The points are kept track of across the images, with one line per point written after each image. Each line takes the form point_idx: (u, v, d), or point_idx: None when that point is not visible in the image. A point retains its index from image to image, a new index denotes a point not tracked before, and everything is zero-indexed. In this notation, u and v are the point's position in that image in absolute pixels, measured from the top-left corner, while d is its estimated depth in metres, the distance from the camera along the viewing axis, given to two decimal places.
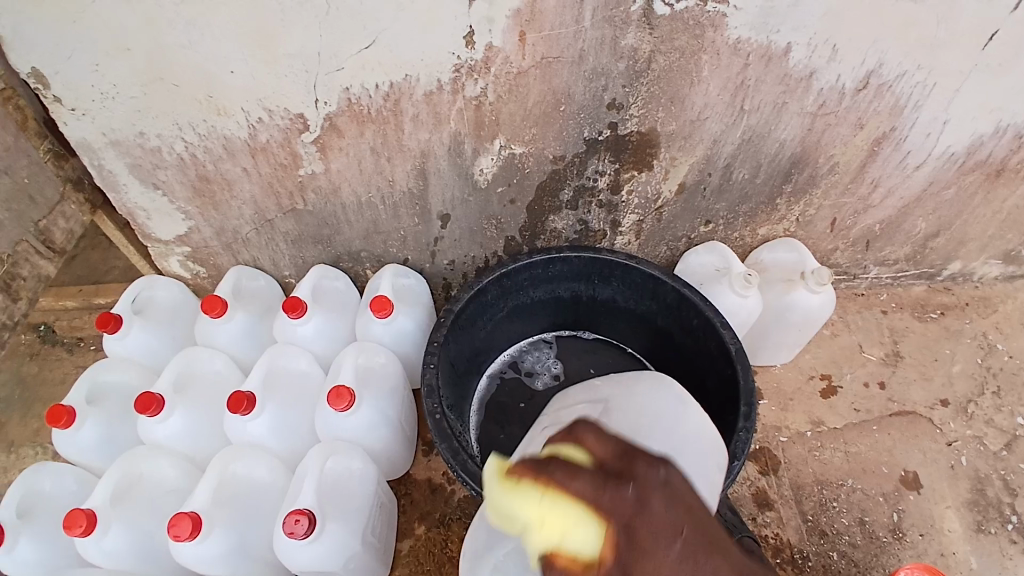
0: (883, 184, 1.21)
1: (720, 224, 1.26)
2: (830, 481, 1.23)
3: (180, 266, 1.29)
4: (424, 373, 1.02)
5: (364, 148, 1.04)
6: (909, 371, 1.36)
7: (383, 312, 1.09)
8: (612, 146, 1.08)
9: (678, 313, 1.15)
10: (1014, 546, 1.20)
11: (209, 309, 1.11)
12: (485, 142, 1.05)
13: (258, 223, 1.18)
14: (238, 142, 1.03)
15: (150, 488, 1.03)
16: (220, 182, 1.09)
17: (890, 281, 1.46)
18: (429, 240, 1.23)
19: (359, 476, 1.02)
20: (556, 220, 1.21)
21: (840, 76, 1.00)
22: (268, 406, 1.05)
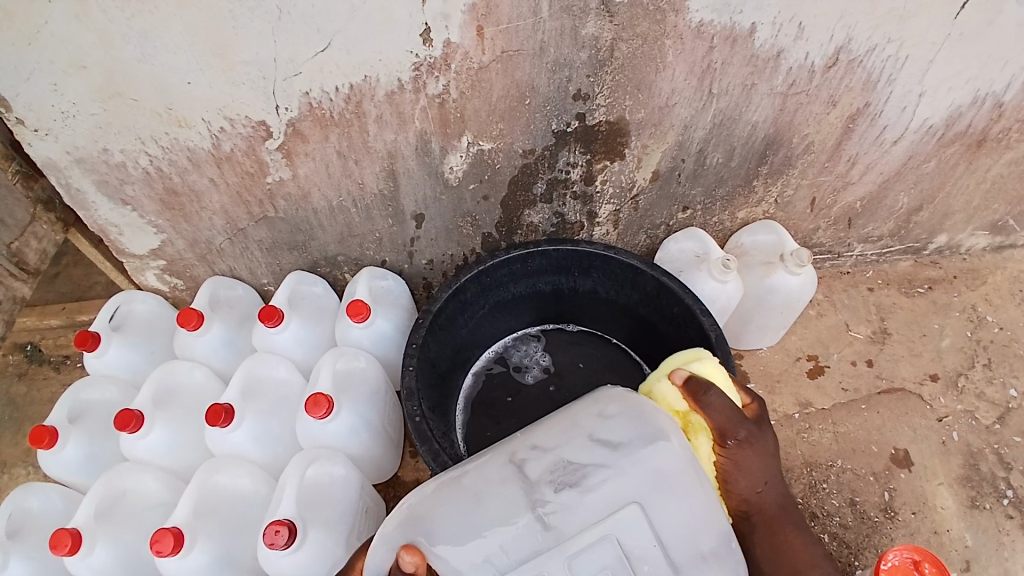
0: (861, 160, 1.20)
1: (698, 210, 1.25)
2: (820, 463, 1.22)
3: (156, 280, 1.28)
4: (402, 376, 1.01)
5: (330, 151, 1.03)
6: (897, 348, 1.35)
7: (360, 316, 1.08)
8: (582, 137, 1.06)
9: (659, 302, 1.15)
10: (1010, 520, 1.20)
11: (184, 321, 1.10)
12: (452, 140, 1.03)
13: (231, 233, 1.17)
14: (202, 153, 1.01)
15: (135, 501, 1.04)
16: (188, 193, 1.08)
17: (875, 258, 1.45)
18: (405, 241, 1.22)
19: (341, 482, 1.00)
20: (531, 214, 1.20)
21: (809, 53, 0.99)
22: (248, 417, 1.05)
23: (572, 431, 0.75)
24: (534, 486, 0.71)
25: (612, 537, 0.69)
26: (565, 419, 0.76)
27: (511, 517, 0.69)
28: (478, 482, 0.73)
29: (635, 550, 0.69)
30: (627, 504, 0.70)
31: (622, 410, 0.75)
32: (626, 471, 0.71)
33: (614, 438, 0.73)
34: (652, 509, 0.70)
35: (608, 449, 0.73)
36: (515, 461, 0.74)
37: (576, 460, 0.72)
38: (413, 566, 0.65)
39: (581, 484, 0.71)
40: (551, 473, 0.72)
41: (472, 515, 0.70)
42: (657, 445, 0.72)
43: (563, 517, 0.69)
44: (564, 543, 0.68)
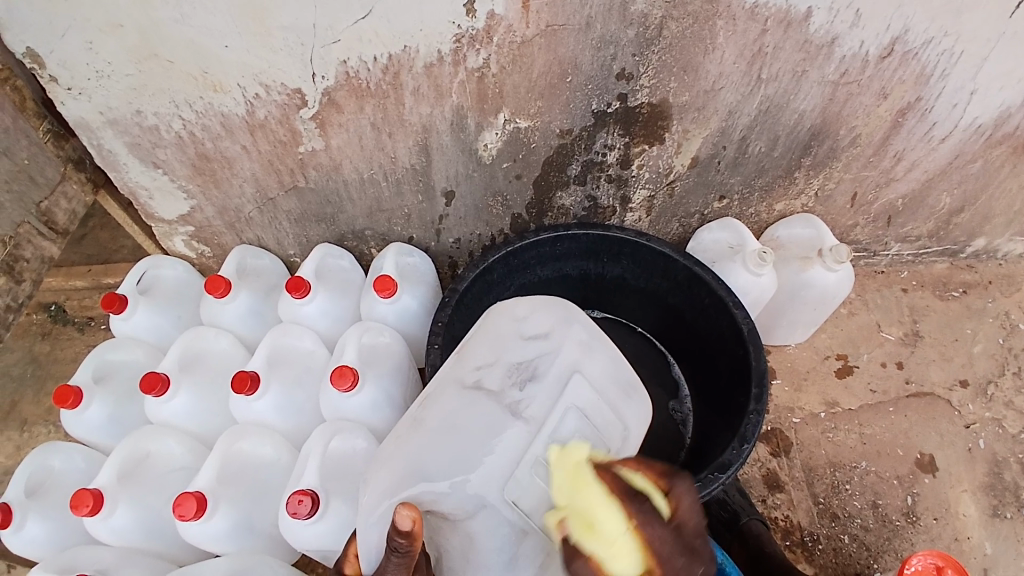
0: (906, 157, 1.15)
1: (735, 199, 1.21)
2: (844, 463, 1.20)
3: (184, 246, 1.29)
4: (428, 354, 1.00)
5: (364, 123, 1.01)
6: (928, 352, 1.32)
7: (387, 292, 1.07)
8: (622, 118, 1.03)
9: (690, 292, 1.12)
10: None
11: (212, 288, 1.10)
12: (489, 116, 1.01)
13: (261, 202, 1.16)
14: (236, 119, 1.00)
15: (158, 465, 1.04)
16: (220, 160, 1.07)
17: (911, 259, 1.40)
18: (434, 218, 1.21)
19: (365, 455, 0.99)
20: (563, 196, 1.17)
21: (864, 42, 0.94)
22: (273, 386, 1.05)
23: (504, 340, 0.83)
24: (495, 394, 0.78)
25: (576, 408, 0.78)
26: (493, 333, 0.84)
27: (488, 429, 0.75)
28: (445, 417, 0.76)
29: (592, 409, 0.79)
30: (573, 375, 0.80)
31: (531, 309, 0.86)
32: (560, 350, 0.82)
33: (538, 330, 0.84)
34: (591, 373, 0.81)
35: (534, 344, 0.82)
36: (468, 385, 0.79)
37: (522, 358, 0.81)
38: (410, 523, 0.61)
39: (533, 376, 0.79)
40: (508, 378, 0.79)
41: (457, 445, 0.74)
42: (569, 326, 0.85)
43: (531, 403, 0.77)
44: (544, 426, 0.75)
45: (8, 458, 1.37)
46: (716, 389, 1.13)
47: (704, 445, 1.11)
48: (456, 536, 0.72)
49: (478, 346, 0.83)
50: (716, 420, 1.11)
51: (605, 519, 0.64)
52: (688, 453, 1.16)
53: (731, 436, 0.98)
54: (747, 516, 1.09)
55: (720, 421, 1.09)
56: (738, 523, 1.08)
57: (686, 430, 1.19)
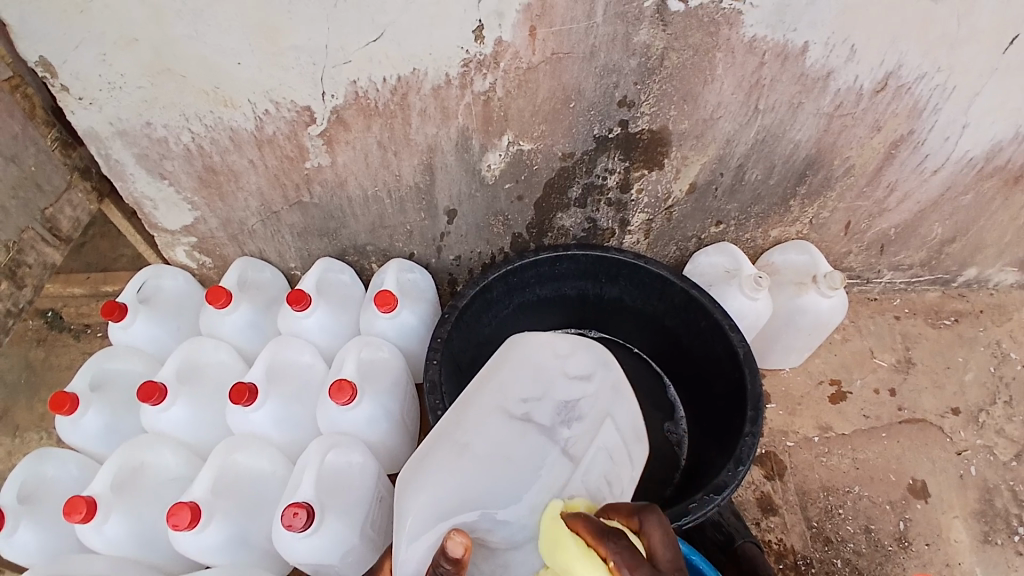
0: (899, 187, 1.18)
1: (732, 224, 1.24)
2: (837, 488, 1.21)
3: (186, 256, 1.30)
4: (426, 369, 1.01)
5: (371, 141, 1.03)
6: (920, 379, 1.33)
7: (387, 307, 1.08)
8: (623, 144, 1.06)
9: (686, 314, 1.14)
10: (1020, 558, 1.18)
11: (213, 299, 1.11)
12: (493, 138, 1.03)
13: (265, 215, 1.18)
14: (245, 134, 1.02)
15: (153, 475, 1.04)
16: (227, 173, 1.09)
17: (903, 286, 1.43)
18: (435, 235, 1.23)
19: (360, 469, 0.99)
20: (564, 217, 1.19)
21: (858, 76, 0.98)
22: (271, 398, 1.05)
23: (548, 373, 0.85)
24: (539, 430, 0.80)
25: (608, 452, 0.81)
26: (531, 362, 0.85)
27: (533, 463, 0.77)
28: (488, 447, 0.78)
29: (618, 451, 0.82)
30: (606, 419, 0.83)
31: (574, 347, 0.88)
32: (598, 392, 0.85)
33: (582, 370, 0.86)
34: (621, 417, 0.85)
35: (574, 383, 0.85)
36: (512, 416, 0.81)
37: (566, 396, 0.83)
38: (461, 549, 0.64)
39: (574, 415, 0.82)
40: (555, 415, 0.82)
41: (503, 478, 0.75)
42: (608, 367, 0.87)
43: (572, 443, 0.80)
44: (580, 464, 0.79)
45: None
46: (711, 412, 1.13)
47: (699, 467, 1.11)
48: (491, 564, 0.76)
49: (518, 374, 0.84)
50: (710, 441, 1.12)
51: (583, 570, 0.63)
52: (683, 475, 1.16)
53: (727, 458, 0.99)
54: (741, 539, 1.06)
55: (715, 443, 1.10)
56: (732, 545, 1.05)
57: (681, 451, 1.20)
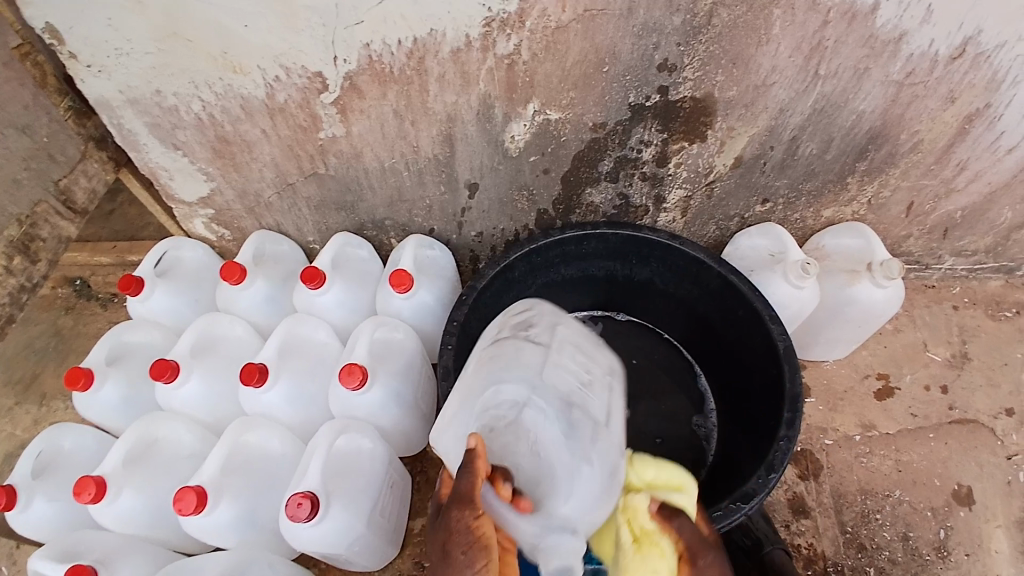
0: (970, 167, 1.05)
1: (780, 203, 1.13)
2: (876, 491, 1.11)
3: (204, 228, 1.27)
4: (440, 354, 0.96)
5: (386, 110, 0.96)
6: (975, 376, 1.21)
7: (403, 287, 1.03)
8: (661, 113, 0.96)
9: (723, 301, 1.05)
10: None
11: (228, 275, 1.08)
12: (517, 107, 0.95)
13: (281, 186, 1.14)
14: (256, 102, 0.97)
15: (167, 451, 1.04)
16: (240, 143, 1.05)
17: (965, 274, 1.29)
18: (456, 210, 1.16)
19: (370, 457, 0.97)
20: (593, 193, 1.10)
21: (933, 41, 0.85)
22: (284, 377, 1.02)
23: (499, 325, 0.93)
24: (496, 341, 0.86)
25: (570, 344, 0.83)
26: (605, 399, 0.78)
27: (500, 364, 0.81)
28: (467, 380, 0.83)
29: (581, 342, 0.84)
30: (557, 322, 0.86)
31: (528, 306, 0.92)
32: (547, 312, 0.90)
33: (525, 318, 0.89)
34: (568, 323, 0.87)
35: (518, 315, 0.90)
36: (479, 352, 0.87)
37: (516, 319, 0.89)
38: (475, 441, 0.64)
39: (533, 324, 0.88)
40: (510, 330, 0.87)
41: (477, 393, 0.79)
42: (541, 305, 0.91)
43: (537, 335, 0.85)
44: (550, 347, 0.82)
45: (25, 431, 1.38)
46: (742, 407, 1.05)
47: (729, 466, 1.03)
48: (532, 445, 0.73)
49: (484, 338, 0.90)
50: (739, 438, 1.04)
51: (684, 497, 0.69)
52: (710, 471, 1.09)
53: (756, 459, 0.91)
54: (770, 545, 0.99)
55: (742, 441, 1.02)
56: (760, 552, 0.98)
57: (710, 446, 1.13)
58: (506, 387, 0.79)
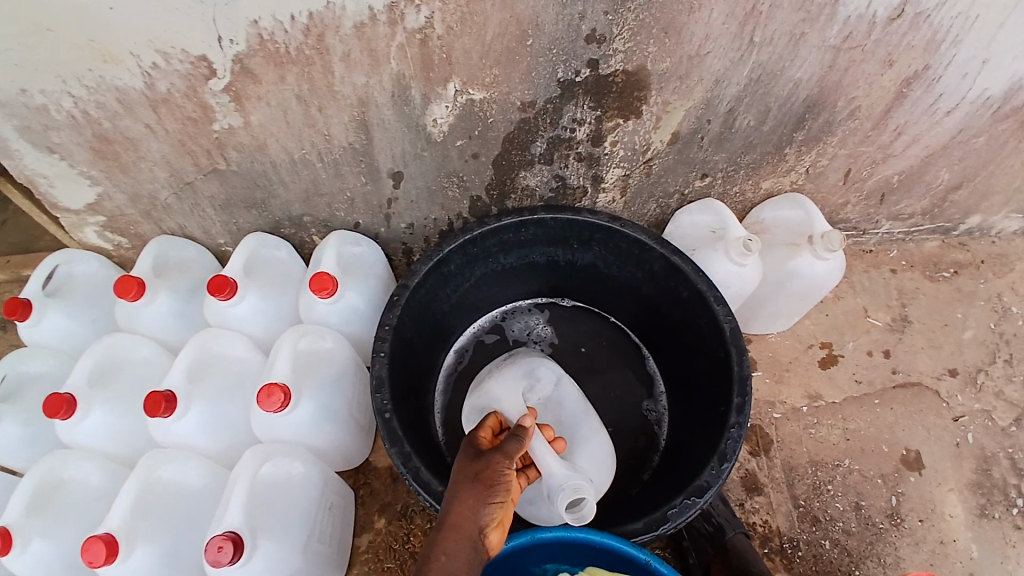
0: (907, 132, 1.04)
1: (719, 177, 1.09)
2: (825, 462, 1.12)
3: (99, 237, 1.13)
4: (372, 364, 0.87)
5: (288, 95, 0.86)
6: (917, 338, 1.23)
7: (326, 291, 0.93)
8: (593, 88, 0.89)
9: (667, 283, 1.01)
10: (1017, 532, 1.08)
11: (123, 291, 0.95)
12: (436, 87, 0.86)
13: (178, 187, 1.02)
14: (134, 94, 0.85)
15: (72, 495, 0.93)
16: (123, 141, 0.92)
17: (901, 237, 1.31)
18: (381, 202, 1.06)
19: (302, 481, 0.90)
20: (528, 176, 1.03)
21: (871, 2, 0.81)
22: (196, 403, 0.92)
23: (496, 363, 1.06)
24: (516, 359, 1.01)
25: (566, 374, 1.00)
26: (597, 450, 0.94)
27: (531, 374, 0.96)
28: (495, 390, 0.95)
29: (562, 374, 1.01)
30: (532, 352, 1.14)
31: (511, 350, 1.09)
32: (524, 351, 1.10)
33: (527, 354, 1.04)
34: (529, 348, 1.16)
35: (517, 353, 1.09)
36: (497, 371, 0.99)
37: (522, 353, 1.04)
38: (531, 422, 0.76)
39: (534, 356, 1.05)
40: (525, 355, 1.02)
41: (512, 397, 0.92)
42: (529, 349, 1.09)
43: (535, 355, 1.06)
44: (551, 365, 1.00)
45: None
46: (691, 391, 1.02)
47: (678, 450, 1.00)
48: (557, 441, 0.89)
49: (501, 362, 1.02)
50: (688, 424, 1.01)
51: None
52: (662, 456, 1.06)
53: (707, 447, 0.88)
54: (732, 531, 0.98)
55: (690, 427, 0.99)
56: (722, 538, 0.97)
57: (661, 432, 1.10)
58: (560, 395, 0.96)
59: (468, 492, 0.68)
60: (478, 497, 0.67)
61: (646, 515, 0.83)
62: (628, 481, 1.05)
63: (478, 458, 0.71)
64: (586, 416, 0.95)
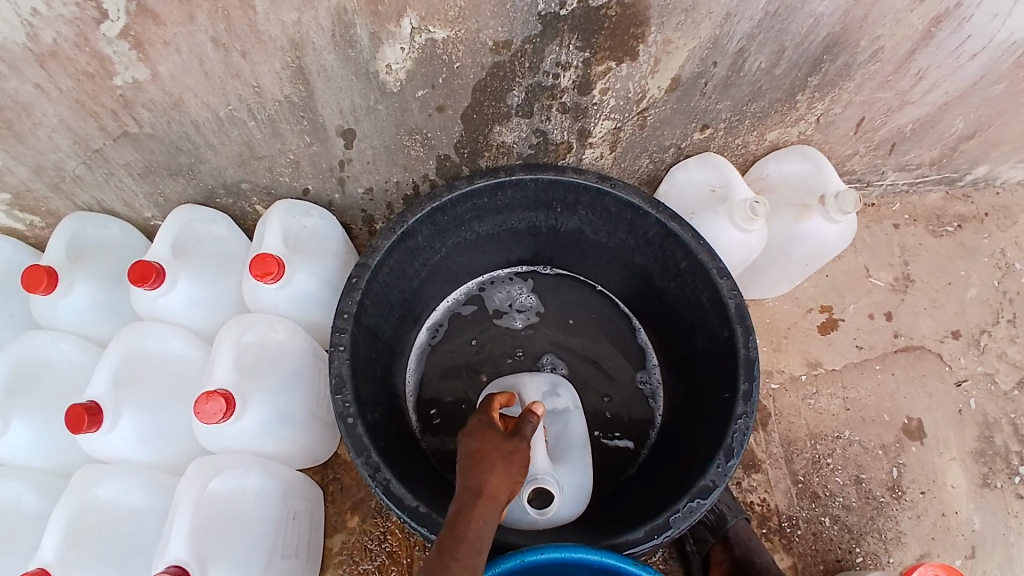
0: (929, 76, 0.92)
1: (720, 129, 0.96)
2: (825, 434, 1.06)
3: (6, 216, 0.96)
4: (330, 361, 0.75)
5: (201, 38, 0.69)
6: (919, 299, 1.16)
7: (270, 277, 0.78)
8: (580, 25, 0.74)
9: (662, 252, 0.90)
10: (1019, 501, 1.05)
11: (33, 284, 0.80)
12: (388, 24, 0.70)
13: (84, 154, 0.85)
14: (15, 49, 0.68)
15: (4, 520, 0.84)
16: (9, 105, 0.76)
17: (904, 189, 1.20)
18: (332, 164, 0.91)
19: (257, 496, 0.79)
20: (503, 132, 0.88)
21: None
22: (127, 411, 0.79)
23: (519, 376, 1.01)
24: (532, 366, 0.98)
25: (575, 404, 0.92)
26: (575, 482, 0.85)
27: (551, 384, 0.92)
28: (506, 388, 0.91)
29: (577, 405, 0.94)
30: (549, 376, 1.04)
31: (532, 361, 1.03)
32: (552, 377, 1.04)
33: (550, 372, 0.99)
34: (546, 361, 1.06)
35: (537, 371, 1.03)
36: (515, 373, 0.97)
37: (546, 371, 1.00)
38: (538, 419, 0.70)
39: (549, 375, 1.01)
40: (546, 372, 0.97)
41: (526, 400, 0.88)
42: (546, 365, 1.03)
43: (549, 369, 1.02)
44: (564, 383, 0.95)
45: None
46: (689, 370, 0.93)
47: (676, 434, 0.92)
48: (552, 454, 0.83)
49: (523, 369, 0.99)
50: (687, 407, 0.92)
51: None
52: (657, 435, 0.98)
53: (710, 439, 0.80)
54: (734, 517, 0.96)
55: (690, 410, 0.91)
56: (723, 527, 0.96)
57: (657, 406, 1.01)
58: (569, 418, 0.90)
59: (498, 464, 0.64)
60: (511, 471, 0.64)
61: (647, 521, 0.75)
62: (622, 464, 0.98)
63: (508, 438, 0.66)
64: (585, 447, 0.88)
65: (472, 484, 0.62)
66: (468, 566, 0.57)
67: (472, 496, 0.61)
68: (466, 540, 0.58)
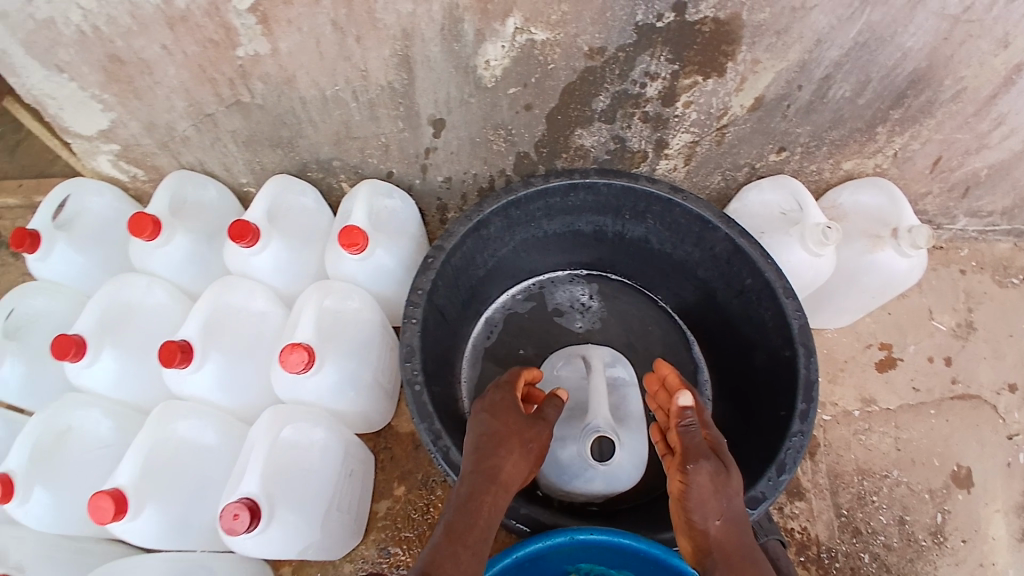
0: (1009, 121, 0.91)
1: (797, 152, 0.97)
2: (873, 471, 1.04)
3: (112, 167, 1.06)
4: (402, 331, 0.79)
5: (322, 21, 0.76)
6: (980, 348, 1.12)
7: (355, 247, 0.84)
8: (673, 38, 0.78)
9: (729, 268, 0.91)
10: None
11: (137, 230, 0.87)
12: (493, 22, 0.76)
13: (197, 118, 0.93)
14: (149, 9, 0.76)
15: (84, 445, 0.90)
16: (136, 63, 0.84)
17: (974, 235, 1.17)
18: (419, 151, 0.96)
19: (321, 450, 0.85)
20: (584, 135, 0.92)
21: None
22: (212, 356, 0.85)
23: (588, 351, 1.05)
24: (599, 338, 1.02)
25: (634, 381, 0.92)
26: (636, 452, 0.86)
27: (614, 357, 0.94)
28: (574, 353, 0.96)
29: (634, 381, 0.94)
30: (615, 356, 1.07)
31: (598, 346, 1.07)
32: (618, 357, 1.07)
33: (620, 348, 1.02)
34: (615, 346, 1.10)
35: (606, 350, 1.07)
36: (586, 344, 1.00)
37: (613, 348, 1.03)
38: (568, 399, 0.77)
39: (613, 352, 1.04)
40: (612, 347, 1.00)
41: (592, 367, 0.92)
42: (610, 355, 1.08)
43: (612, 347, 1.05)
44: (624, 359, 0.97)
45: None
46: (746, 387, 0.93)
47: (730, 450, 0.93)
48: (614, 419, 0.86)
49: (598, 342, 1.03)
50: (740, 424, 0.93)
51: None
52: None
53: (765, 456, 0.81)
54: (764, 537, 0.94)
55: (744, 427, 0.91)
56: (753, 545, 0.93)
57: None
58: (628, 392, 0.90)
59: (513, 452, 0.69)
60: (524, 459, 0.69)
61: None
62: None
63: (529, 425, 0.71)
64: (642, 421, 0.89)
65: (486, 470, 0.67)
66: (477, 551, 0.63)
67: (488, 482, 0.66)
68: (476, 527, 0.64)
